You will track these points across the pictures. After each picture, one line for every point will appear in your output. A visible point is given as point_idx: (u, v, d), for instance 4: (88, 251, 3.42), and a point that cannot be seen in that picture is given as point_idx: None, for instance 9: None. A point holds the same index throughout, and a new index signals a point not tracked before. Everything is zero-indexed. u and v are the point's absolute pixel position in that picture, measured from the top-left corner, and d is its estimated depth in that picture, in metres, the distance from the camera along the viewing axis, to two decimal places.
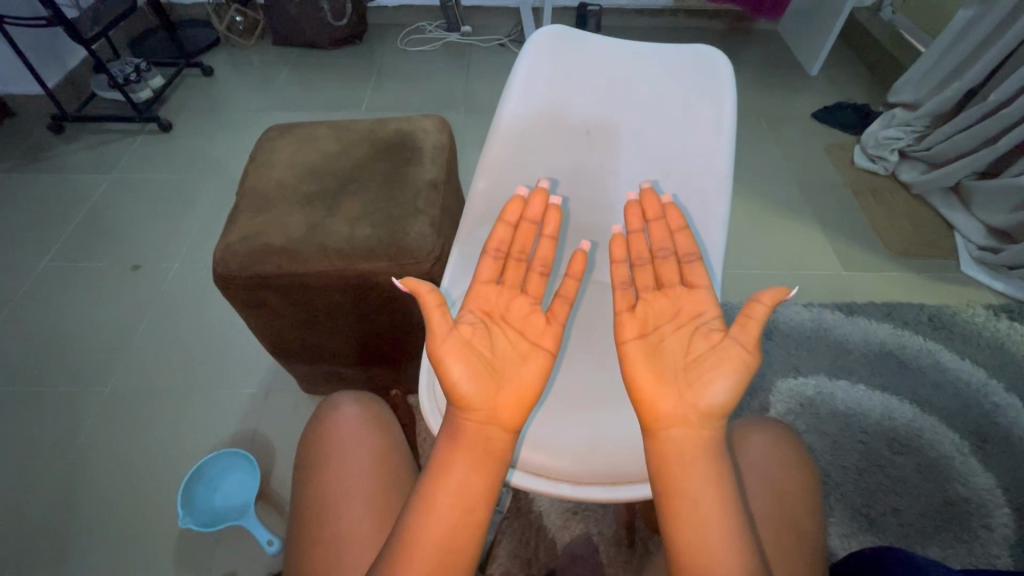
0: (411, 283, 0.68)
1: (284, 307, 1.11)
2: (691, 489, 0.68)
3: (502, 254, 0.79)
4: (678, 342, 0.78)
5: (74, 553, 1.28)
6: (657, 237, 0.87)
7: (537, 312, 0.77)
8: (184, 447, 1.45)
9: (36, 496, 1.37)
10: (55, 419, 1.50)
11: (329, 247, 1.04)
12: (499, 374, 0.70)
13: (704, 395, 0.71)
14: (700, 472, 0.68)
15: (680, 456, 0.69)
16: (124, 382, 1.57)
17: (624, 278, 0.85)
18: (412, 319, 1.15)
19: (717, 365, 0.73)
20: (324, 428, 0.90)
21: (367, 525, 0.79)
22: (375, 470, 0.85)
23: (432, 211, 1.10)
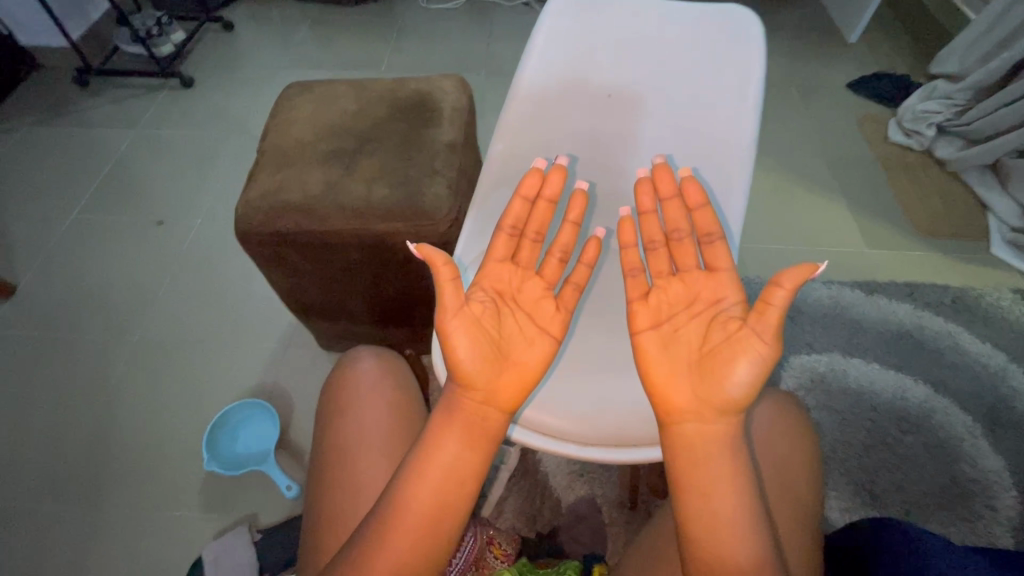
0: (425, 251, 0.67)
1: (303, 263, 1.13)
2: (701, 471, 0.76)
3: (518, 231, 0.79)
4: (692, 331, 0.83)
5: (110, 488, 1.38)
6: (673, 217, 0.90)
7: (547, 296, 0.78)
8: (209, 397, 1.51)
9: (73, 436, 1.46)
10: (89, 365, 1.58)
11: (348, 208, 1.05)
12: (505, 354, 0.72)
13: (725, 381, 0.77)
14: (708, 452, 0.77)
15: (693, 441, 0.77)
16: (152, 333, 1.64)
17: (633, 266, 0.90)
18: (427, 280, 1.16)
19: (732, 353, 0.77)
20: (344, 380, 0.93)
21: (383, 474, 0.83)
22: (392, 421, 0.88)
23: (450, 174, 1.10)
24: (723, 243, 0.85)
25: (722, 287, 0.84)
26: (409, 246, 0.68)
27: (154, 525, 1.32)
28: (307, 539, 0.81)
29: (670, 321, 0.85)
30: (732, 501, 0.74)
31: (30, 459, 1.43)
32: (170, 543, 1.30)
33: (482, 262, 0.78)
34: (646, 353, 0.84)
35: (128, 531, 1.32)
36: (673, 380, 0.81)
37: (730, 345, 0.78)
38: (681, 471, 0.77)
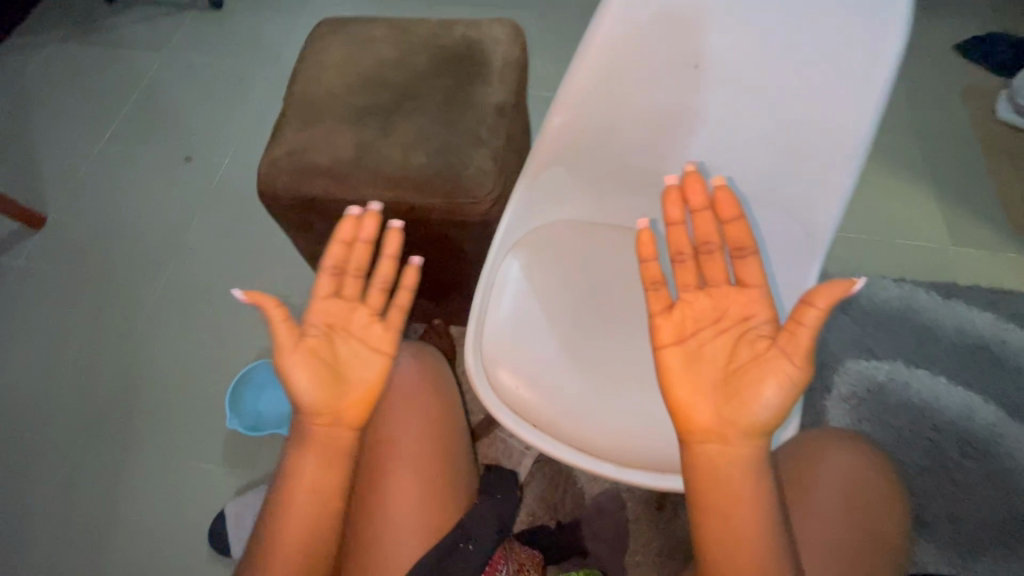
0: (257, 298, 0.67)
1: (330, 232, 1.04)
2: (726, 492, 0.70)
3: (340, 270, 0.72)
4: (719, 348, 0.74)
5: (139, 432, 1.39)
6: (702, 228, 0.77)
7: (377, 321, 0.72)
8: (234, 349, 1.49)
9: (103, 376, 1.47)
10: (118, 305, 1.56)
11: (379, 176, 0.94)
12: (341, 383, 0.68)
13: (751, 405, 0.69)
14: (734, 473, 0.70)
15: (720, 463, 0.70)
16: (178, 277, 1.60)
17: (654, 278, 0.78)
18: (463, 259, 1.06)
19: (759, 376, 0.69)
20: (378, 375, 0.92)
21: (408, 474, 0.84)
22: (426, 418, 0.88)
23: (497, 144, 0.97)
24: (757, 257, 0.74)
25: (750, 303, 0.74)
26: (238, 293, 0.68)
27: (180, 472, 1.34)
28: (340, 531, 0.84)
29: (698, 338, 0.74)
30: (755, 524, 0.69)
31: (62, 397, 1.45)
32: (195, 493, 1.32)
33: (308, 301, 0.72)
34: (670, 373, 0.74)
35: (155, 477, 1.35)
36: (698, 403, 0.72)
37: (758, 366, 0.70)
38: (707, 490, 0.70)
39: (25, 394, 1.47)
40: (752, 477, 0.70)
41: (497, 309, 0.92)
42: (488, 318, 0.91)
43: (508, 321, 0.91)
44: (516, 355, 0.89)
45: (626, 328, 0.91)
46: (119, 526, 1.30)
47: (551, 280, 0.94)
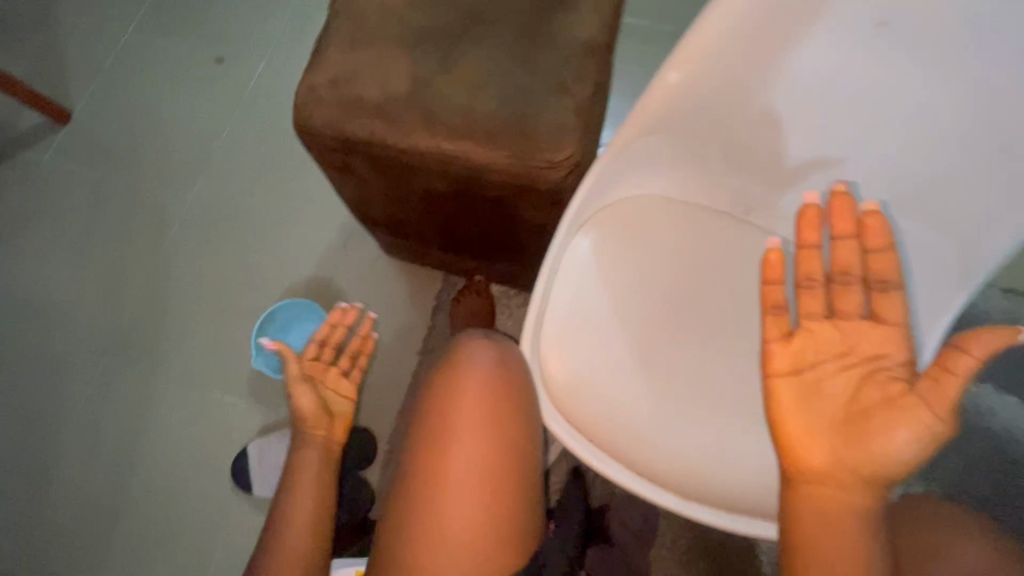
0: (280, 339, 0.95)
1: (373, 178, 0.89)
2: (835, 550, 0.56)
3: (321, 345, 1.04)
4: (840, 389, 0.60)
5: (165, 353, 1.37)
6: (842, 250, 0.63)
7: (344, 376, 1.00)
8: (262, 279, 1.41)
9: (131, 290, 1.43)
10: (146, 216, 1.49)
11: (439, 122, 0.78)
12: (332, 409, 0.94)
13: (877, 454, 0.55)
14: (843, 529, 0.57)
15: (828, 515, 0.57)
16: (208, 193, 1.50)
17: (771, 301, 0.65)
18: (521, 227, 0.92)
19: (889, 424, 0.55)
20: (452, 364, 0.78)
21: (477, 485, 0.71)
22: (505, 420, 0.74)
23: (585, 95, 0.79)
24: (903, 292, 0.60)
25: (888, 339, 0.60)
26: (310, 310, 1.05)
27: (204, 400, 1.32)
28: (389, 533, 0.73)
29: (818, 370, 0.60)
30: None
31: (91, 310, 1.42)
32: (220, 425, 1.31)
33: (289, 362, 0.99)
34: (778, 404, 0.61)
35: (182, 403, 1.33)
36: (811, 443, 0.58)
37: (887, 411, 0.56)
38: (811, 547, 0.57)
39: (57, 301, 1.44)
40: (863, 534, 0.57)
41: (563, 301, 0.80)
42: (552, 309, 0.79)
43: (575, 315, 0.79)
44: (580, 357, 0.77)
45: (706, 344, 0.79)
46: (146, 447, 1.31)
47: (627, 274, 0.81)
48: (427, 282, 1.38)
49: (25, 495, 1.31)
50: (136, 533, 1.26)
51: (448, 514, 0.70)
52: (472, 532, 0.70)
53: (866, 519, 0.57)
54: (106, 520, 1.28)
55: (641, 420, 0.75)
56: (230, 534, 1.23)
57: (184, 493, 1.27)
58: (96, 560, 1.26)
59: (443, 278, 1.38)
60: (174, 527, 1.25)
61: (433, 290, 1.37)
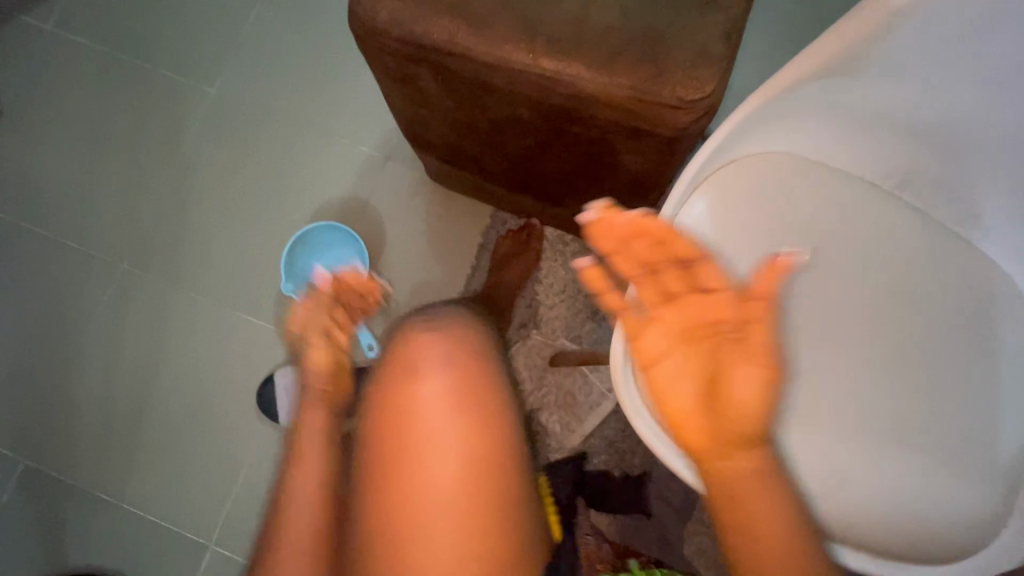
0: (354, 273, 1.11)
1: (440, 98, 0.73)
2: (763, 520, 0.48)
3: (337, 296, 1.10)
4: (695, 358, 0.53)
5: (184, 266, 1.26)
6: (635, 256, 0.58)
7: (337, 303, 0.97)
8: (292, 195, 1.28)
9: (148, 192, 1.30)
10: (164, 109, 1.33)
11: (540, 30, 0.60)
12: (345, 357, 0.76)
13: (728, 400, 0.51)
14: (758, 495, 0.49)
15: (732, 484, 0.50)
16: (233, 89, 1.32)
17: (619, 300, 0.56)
18: (610, 175, 0.77)
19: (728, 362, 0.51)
20: (405, 353, 0.72)
21: (457, 482, 0.65)
22: (478, 401, 0.69)
23: (730, 11, 0.61)
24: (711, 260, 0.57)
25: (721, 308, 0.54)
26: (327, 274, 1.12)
27: (226, 322, 1.23)
28: (361, 555, 0.65)
29: (670, 359, 0.53)
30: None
31: (106, 212, 1.29)
32: (247, 350, 1.22)
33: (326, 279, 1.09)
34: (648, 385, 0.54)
35: (205, 324, 1.23)
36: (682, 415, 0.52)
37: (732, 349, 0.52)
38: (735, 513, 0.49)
39: (67, 198, 1.30)
40: (781, 492, 0.49)
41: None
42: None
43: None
44: None
45: (817, 342, 0.66)
46: (167, 365, 1.22)
47: (748, 247, 0.68)
48: (474, 217, 1.24)
49: (33, 405, 1.22)
50: (154, 456, 1.19)
51: (426, 515, 0.64)
52: (451, 531, 0.63)
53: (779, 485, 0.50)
54: (122, 439, 1.20)
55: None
56: (257, 464, 1.18)
57: (207, 417, 1.20)
58: (111, 479, 1.19)
59: (492, 214, 1.24)
60: (197, 452, 1.19)
61: (479, 226, 1.24)
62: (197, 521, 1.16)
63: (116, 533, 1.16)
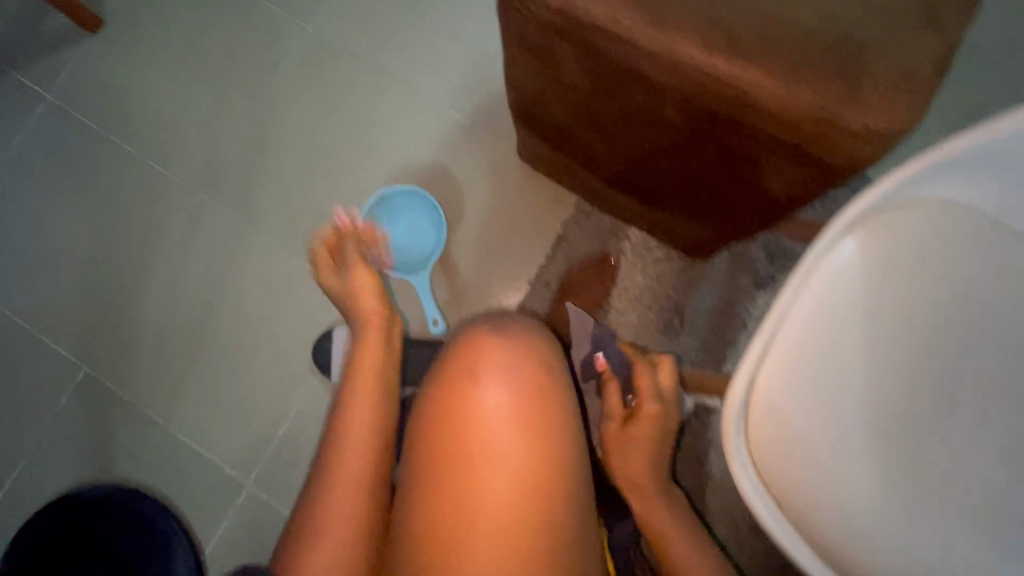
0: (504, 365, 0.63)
1: (568, 79, 0.66)
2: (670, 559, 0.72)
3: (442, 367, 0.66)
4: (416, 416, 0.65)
5: (259, 205, 1.25)
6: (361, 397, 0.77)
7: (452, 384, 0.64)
8: (374, 150, 1.24)
9: (232, 124, 1.28)
10: (258, 42, 1.30)
11: (719, 21, 0.53)
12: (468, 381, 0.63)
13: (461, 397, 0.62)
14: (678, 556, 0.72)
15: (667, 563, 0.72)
16: (330, 30, 1.29)
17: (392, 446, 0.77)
18: (742, 189, 0.71)
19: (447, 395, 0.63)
20: (466, 346, 0.66)
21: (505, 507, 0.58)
22: (360, 443, 0.72)
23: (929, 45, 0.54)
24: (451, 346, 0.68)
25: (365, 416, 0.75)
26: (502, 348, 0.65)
27: (292, 268, 1.23)
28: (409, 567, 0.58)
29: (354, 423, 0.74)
30: None
31: (191, 138, 1.28)
32: (309, 299, 1.21)
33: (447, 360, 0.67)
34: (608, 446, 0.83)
35: (273, 266, 1.23)
36: (629, 477, 0.81)
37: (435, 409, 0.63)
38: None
39: (154, 117, 1.29)
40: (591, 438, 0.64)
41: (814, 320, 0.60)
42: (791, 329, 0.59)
43: (820, 342, 0.60)
44: (807, 399, 0.60)
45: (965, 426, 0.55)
46: (230, 300, 1.23)
47: (909, 300, 0.59)
48: (556, 204, 1.20)
49: (99, 316, 1.24)
50: (206, 385, 1.21)
51: (348, 470, 0.70)
52: (361, 474, 0.70)
53: (678, 524, 0.76)
54: (180, 363, 1.22)
55: (869, 493, 0.58)
56: (305, 414, 1.19)
57: (263, 358, 1.21)
58: (163, 401, 1.21)
59: (576, 205, 1.19)
60: (248, 389, 1.20)
61: (562, 214, 1.20)
62: (240, 456, 1.18)
63: (162, 452, 1.19)
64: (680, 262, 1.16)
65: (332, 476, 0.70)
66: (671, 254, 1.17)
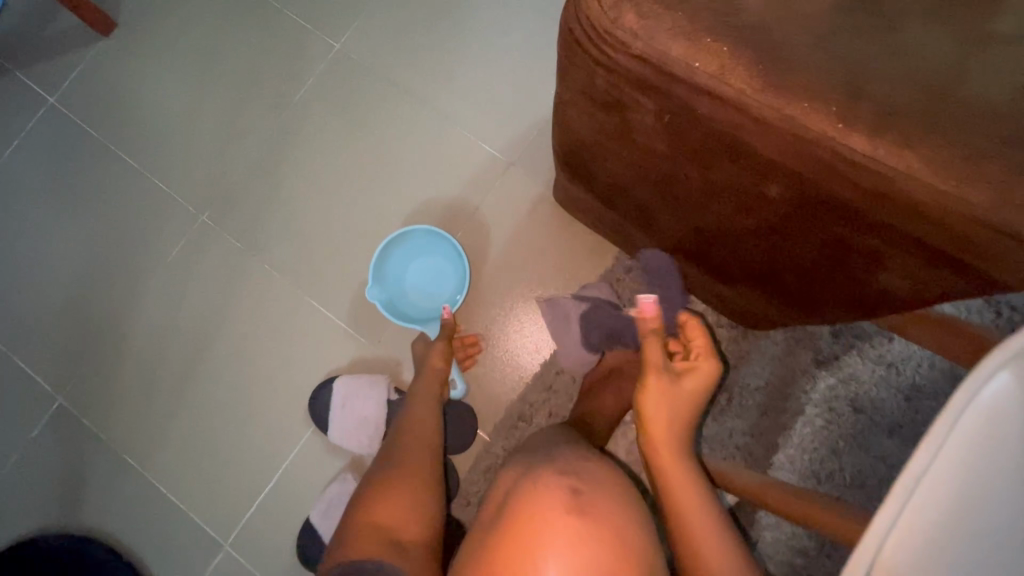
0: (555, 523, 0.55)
1: (643, 143, 0.55)
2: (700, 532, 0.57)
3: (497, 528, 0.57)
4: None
5: (266, 233, 1.14)
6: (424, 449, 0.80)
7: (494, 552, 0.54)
8: (397, 181, 1.13)
9: (246, 143, 1.17)
10: (282, 56, 1.20)
11: (865, 87, 0.41)
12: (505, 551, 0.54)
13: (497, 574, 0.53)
14: (708, 536, 0.57)
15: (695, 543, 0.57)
16: (360, 48, 1.18)
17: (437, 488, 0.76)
18: (841, 285, 0.58)
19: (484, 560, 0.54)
20: (530, 522, 0.55)
21: None
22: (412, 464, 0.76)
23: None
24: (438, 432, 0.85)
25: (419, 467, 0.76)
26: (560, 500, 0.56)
27: (296, 305, 1.11)
28: None
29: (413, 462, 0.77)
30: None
31: (201, 155, 1.18)
32: (312, 342, 1.09)
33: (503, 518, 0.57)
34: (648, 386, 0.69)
35: (276, 302, 1.11)
36: (664, 428, 0.66)
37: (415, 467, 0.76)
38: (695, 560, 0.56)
39: (162, 129, 1.19)
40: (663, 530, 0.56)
41: (959, 495, 0.43)
42: (923, 504, 0.43)
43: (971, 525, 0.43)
44: None
45: None
46: (225, 336, 1.11)
47: None
48: (594, 256, 1.07)
49: (83, 342, 1.13)
50: (191, 429, 1.09)
51: (400, 475, 0.73)
52: (411, 485, 0.73)
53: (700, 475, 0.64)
54: (165, 402, 1.10)
55: None
56: (295, 472, 1.06)
57: (255, 404, 1.08)
58: (142, 443, 1.09)
59: (617, 258, 1.06)
60: (236, 437, 1.08)
61: (599, 268, 1.06)
62: (219, 513, 1.05)
63: (135, 501, 1.07)
64: (731, 331, 1.04)
65: (385, 477, 0.74)
66: (720, 321, 1.04)
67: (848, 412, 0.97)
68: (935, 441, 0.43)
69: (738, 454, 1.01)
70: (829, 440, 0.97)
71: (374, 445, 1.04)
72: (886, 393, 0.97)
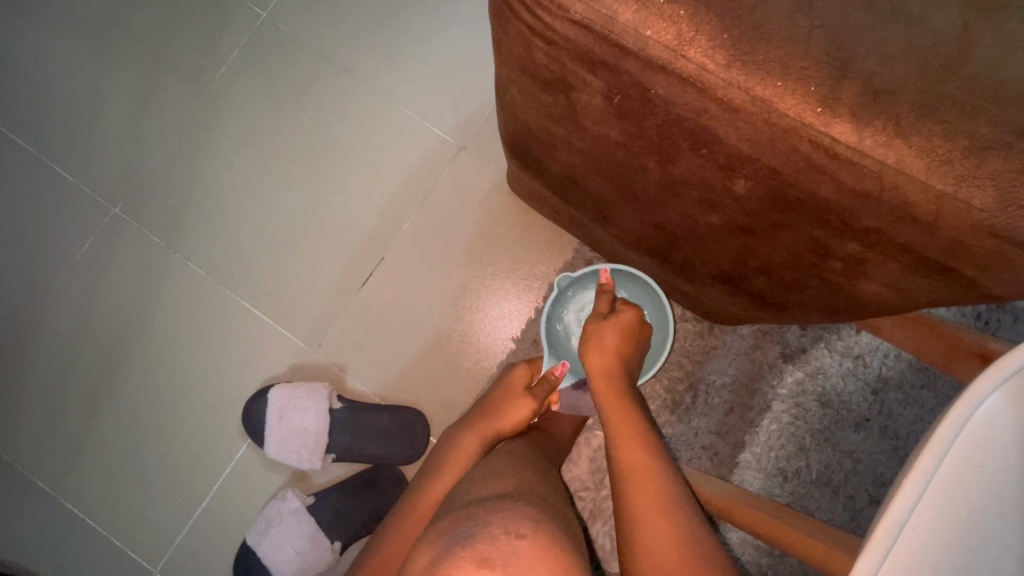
0: None
1: (592, 128, 0.47)
2: (637, 457, 0.58)
3: None
4: None
5: (189, 225, 1.02)
6: (451, 465, 0.66)
7: None
8: (336, 167, 1.02)
9: (163, 125, 1.04)
10: (202, 26, 1.06)
11: (853, 63, 0.34)
12: None
13: None
14: (646, 465, 0.57)
15: (636, 466, 0.57)
16: (291, 18, 1.05)
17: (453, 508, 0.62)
18: (815, 289, 0.52)
19: None
20: None
21: None
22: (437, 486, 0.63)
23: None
24: (475, 443, 0.69)
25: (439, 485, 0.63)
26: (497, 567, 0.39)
27: (225, 307, 1.00)
28: None
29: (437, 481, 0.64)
30: (673, 514, 0.53)
31: (111, 138, 1.04)
32: (246, 348, 0.99)
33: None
34: (582, 343, 0.71)
35: (202, 302, 1.00)
36: (601, 375, 0.68)
37: (434, 488, 0.63)
38: (633, 478, 0.56)
39: (61, 111, 1.04)
40: (629, 469, 0.57)
41: (941, 538, 0.37)
42: (904, 554, 0.37)
43: (953, 571, 0.37)
44: None
45: None
46: (147, 341, 1.00)
47: None
48: (553, 247, 0.99)
49: None
50: (109, 444, 0.98)
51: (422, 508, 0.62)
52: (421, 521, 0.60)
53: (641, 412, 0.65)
54: (78, 416, 0.98)
55: None
56: (231, 491, 0.96)
57: (184, 418, 0.98)
58: (54, 466, 0.97)
59: (575, 250, 0.98)
60: (163, 452, 0.97)
61: (558, 259, 0.98)
62: (146, 536, 0.95)
63: (48, 532, 0.95)
64: (697, 325, 0.97)
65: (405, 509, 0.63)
66: (685, 317, 0.98)
67: (815, 407, 0.94)
68: (919, 479, 0.37)
69: (704, 454, 0.95)
70: (796, 437, 0.94)
71: (315, 458, 0.95)
72: (853, 386, 0.93)
